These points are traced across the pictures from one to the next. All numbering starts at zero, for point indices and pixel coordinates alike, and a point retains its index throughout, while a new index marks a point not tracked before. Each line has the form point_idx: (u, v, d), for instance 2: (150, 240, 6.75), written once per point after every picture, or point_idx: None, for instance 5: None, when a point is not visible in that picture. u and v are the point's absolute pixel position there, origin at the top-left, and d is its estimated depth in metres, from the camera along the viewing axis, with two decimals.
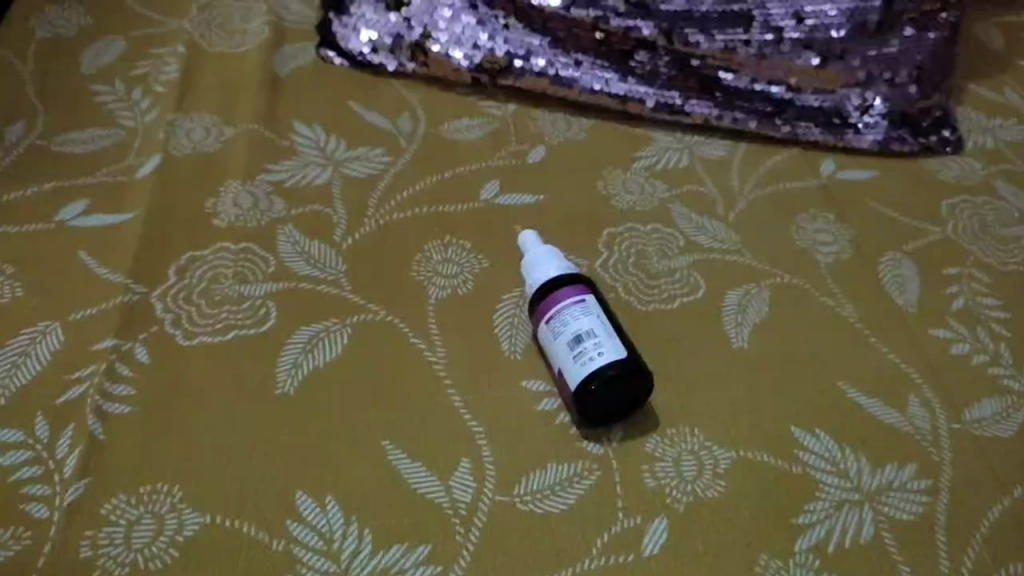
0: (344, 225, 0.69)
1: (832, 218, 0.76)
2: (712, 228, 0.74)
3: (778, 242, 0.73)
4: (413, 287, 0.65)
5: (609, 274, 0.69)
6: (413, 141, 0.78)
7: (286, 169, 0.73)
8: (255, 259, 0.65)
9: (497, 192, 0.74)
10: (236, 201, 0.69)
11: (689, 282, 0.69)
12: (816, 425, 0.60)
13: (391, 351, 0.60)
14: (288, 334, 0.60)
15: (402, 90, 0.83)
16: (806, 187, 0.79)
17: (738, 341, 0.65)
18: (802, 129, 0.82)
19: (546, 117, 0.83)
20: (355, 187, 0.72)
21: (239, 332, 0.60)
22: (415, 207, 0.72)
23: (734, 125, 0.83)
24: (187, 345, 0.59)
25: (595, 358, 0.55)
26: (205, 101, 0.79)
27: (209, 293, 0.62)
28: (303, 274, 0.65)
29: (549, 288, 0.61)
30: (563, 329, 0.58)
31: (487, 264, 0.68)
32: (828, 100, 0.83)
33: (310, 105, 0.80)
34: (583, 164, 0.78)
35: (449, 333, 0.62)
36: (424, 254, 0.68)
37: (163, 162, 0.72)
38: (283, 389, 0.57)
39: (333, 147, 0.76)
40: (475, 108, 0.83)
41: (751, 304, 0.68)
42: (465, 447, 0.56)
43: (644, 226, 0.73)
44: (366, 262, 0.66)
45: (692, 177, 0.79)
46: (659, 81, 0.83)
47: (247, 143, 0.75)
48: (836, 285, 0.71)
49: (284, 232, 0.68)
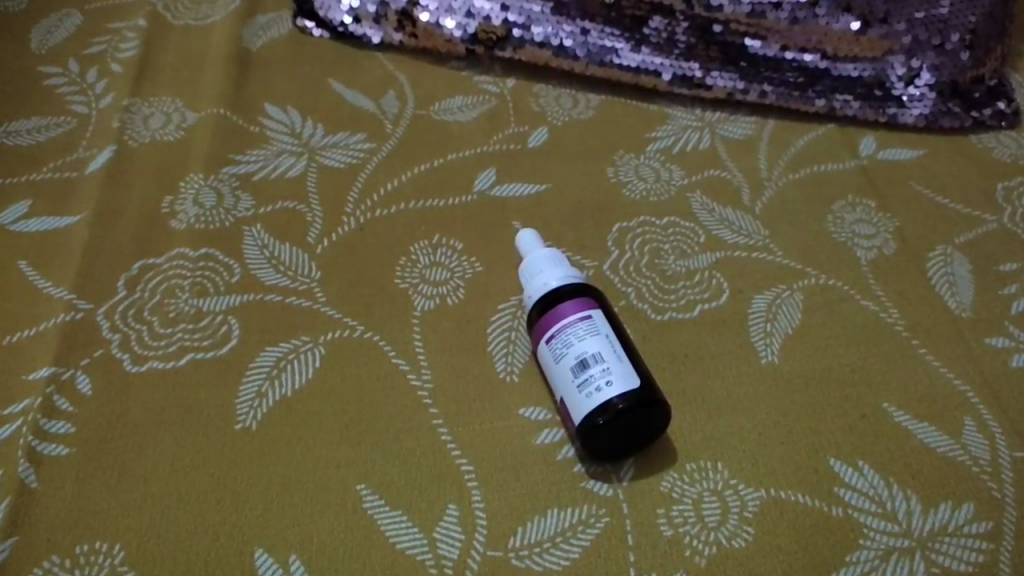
0: (319, 226, 0.61)
1: (871, 206, 0.68)
2: (736, 220, 0.66)
3: (811, 236, 0.65)
4: (397, 296, 0.57)
5: (619, 277, 0.61)
6: (398, 125, 0.70)
7: (255, 160, 0.65)
8: (216, 268, 0.57)
9: (493, 182, 0.66)
10: (198, 199, 0.62)
11: (709, 285, 0.61)
12: (857, 456, 0.53)
13: (370, 374, 0.53)
14: (251, 356, 0.53)
15: (388, 65, 0.75)
16: (842, 171, 0.70)
17: (768, 356, 0.57)
18: (838, 103, 0.74)
19: (548, 93, 0.74)
20: (332, 180, 0.64)
21: (194, 356, 0.53)
22: (401, 202, 0.63)
23: (760, 100, 0.74)
24: (135, 373, 0.52)
25: (601, 390, 0.48)
26: (168, 84, 0.71)
27: (162, 310, 0.55)
28: (271, 283, 0.57)
29: (550, 300, 0.53)
30: (565, 352, 0.50)
31: (481, 267, 0.60)
32: (868, 70, 0.74)
33: (285, 85, 0.72)
34: (590, 148, 0.70)
35: (435, 352, 0.55)
36: (409, 257, 0.60)
37: (116, 155, 0.64)
38: (243, 424, 0.50)
39: (310, 132, 0.68)
40: (470, 84, 0.74)
41: (781, 310, 0.60)
42: (453, 491, 0.48)
43: (659, 220, 0.65)
44: (344, 268, 0.59)
45: (712, 160, 0.70)
46: (676, 50, 0.73)
47: (212, 130, 0.67)
48: (878, 286, 0.62)
49: (250, 233, 0.60)
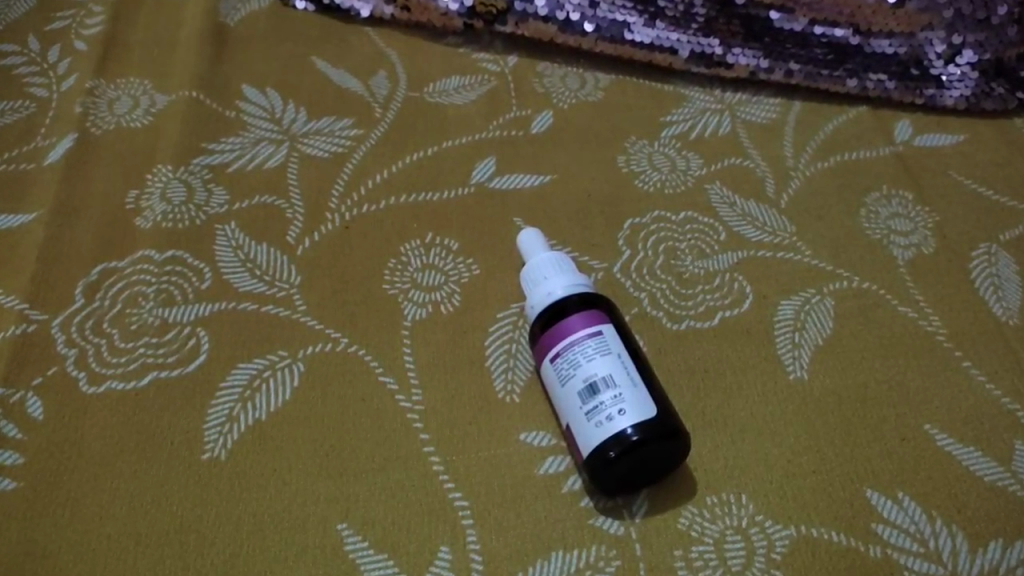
0: (299, 224, 0.55)
1: (908, 198, 0.62)
2: (760, 215, 0.60)
3: (842, 233, 0.59)
4: (385, 304, 0.52)
5: (631, 280, 0.55)
6: (389, 109, 0.63)
7: (231, 148, 0.59)
8: (184, 273, 0.52)
9: (493, 173, 0.60)
10: (166, 195, 0.56)
11: (731, 289, 0.55)
12: (897, 487, 0.47)
13: (354, 394, 0.48)
14: (222, 375, 0.48)
15: (378, 41, 0.68)
16: (876, 158, 0.64)
17: (796, 371, 0.51)
18: (871, 83, 0.67)
19: (553, 72, 0.68)
20: (315, 172, 0.58)
21: (158, 374, 0.47)
22: (391, 196, 0.58)
23: (786, 81, 0.68)
24: (92, 394, 0.46)
25: (613, 421, 0.42)
26: (136, 64, 0.65)
27: (123, 322, 0.49)
28: (245, 290, 0.52)
29: (555, 312, 0.47)
30: (573, 373, 0.44)
31: (478, 270, 0.54)
32: (904, 47, 0.67)
33: (264, 64, 0.65)
34: (599, 134, 0.64)
35: (427, 368, 0.49)
36: (399, 258, 0.54)
37: (77, 144, 0.59)
38: (211, 454, 0.45)
39: (291, 118, 0.62)
40: (468, 63, 0.68)
41: (811, 318, 0.54)
42: (445, 530, 0.43)
43: (675, 215, 0.59)
44: (326, 272, 0.53)
45: (733, 148, 0.64)
46: (694, 24, 0.67)
47: (183, 116, 0.61)
48: (916, 290, 0.56)
49: (223, 232, 0.54)
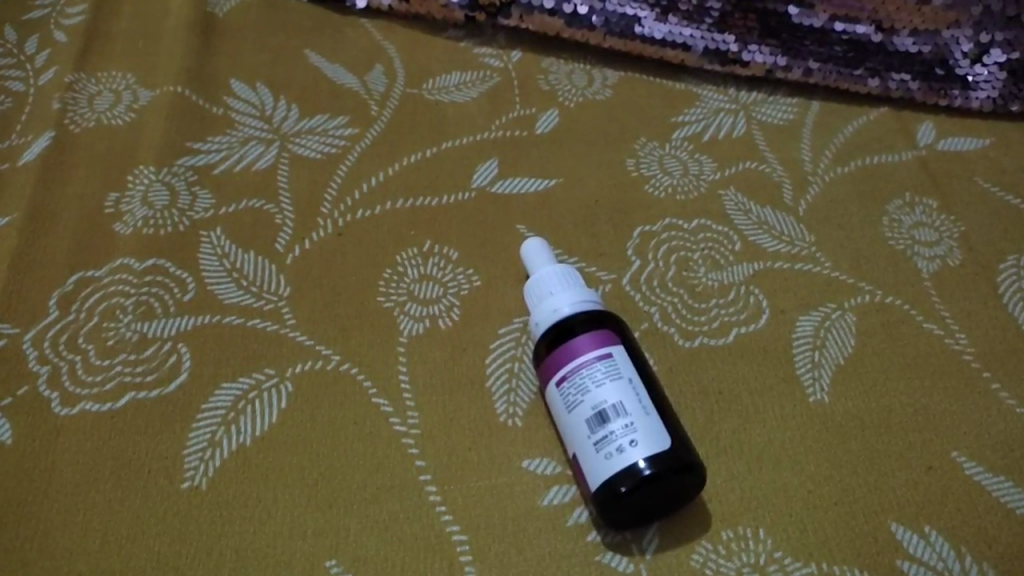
0: (288, 231, 0.52)
1: (933, 206, 0.58)
2: (777, 223, 0.56)
3: (863, 244, 0.56)
4: (379, 318, 0.49)
5: (641, 293, 0.52)
6: (385, 107, 0.60)
7: (218, 148, 0.56)
8: (165, 283, 0.49)
9: (494, 177, 0.57)
10: (148, 198, 0.53)
11: (747, 304, 0.52)
12: (923, 520, 0.44)
13: (346, 418, 0.45)
14: (205, 396, 0.44)
15: (375, 33, 0.65)
16: (898, 163, 0.61)
17: (816, 393, 0.48)
18: (894, 83, 0.64)
19: (559, 69, 0.64)
20: (307, 174, 0.55)
21: (135, 395, 0.44)
22: (387, 201, 0.54)
23: (804, 80, 0.64)
24: (64, 416, 0.43)
25: (625, 454, 0.39)
26: (118, 56, 0.61)
27: (100, 337, 0.46)
28: (230, 302, 0.48)
29: (562, 330, 0.44)
30: (580, 399, 0.41)
31: (479, 281, 0.51)
32: (928, 45, 0.64)
33: (254, 57, 0.62)
34: (607, 136, 0.60)
35: (424, 388, 0.46)
36: (395, 268, 0.51)
37: (55, 142, 0.55)
38: (191, 483, 0.42)
39: (282, 116, 0.59)
40: (470, 58, 0.64)
41: (831, 335, 0.51)
42: (442, 568, 0.40)
43: (687, 223, 0.56)
44: (317, 282, 0.50)
45: (748, 151, 0.61)
46: (708, 19, 0.64)
47: (167, 113, 0.57)
48: (942, 305, 0.53)
49: (208, 239, 0.51)
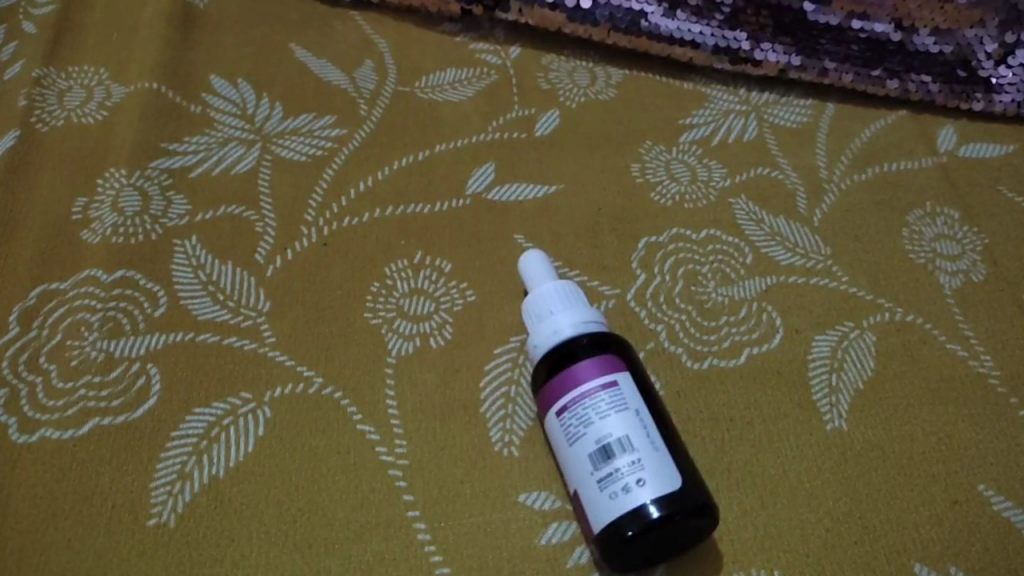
0: (270, 241, 0.49)
1: (955, 217, 0.55)
2: (792, 234, 0.53)
3: (881, 258, 0.53)
4: (365, 337, 0.45)
5: (647, 310, 0.49)
6: (375, 106, 0.56)
7: (195, 149, 0.52)
8: (135, 297, 0.45)
9: (491, 183, 0.53)
10: (119, 204, 0.49)
11: (759, 322, 0.49)
12: (949, 561, 0.41)
13: (328, 447, 0.41)
14: (176, 423, 0.41)
15: (365, 27, 0.61)
16: (917, 171, 0.58)
17: (834, 421, 0.45)
18: (914, 85, 0.60)
19: (560, 66, 0.61)
20: (290, 178, 0.52)
21: (99, 422, 0.41)
22: (376, 208, 0.51)
23: (818, 80, 0.61)
24: (22, 445, 0.40)
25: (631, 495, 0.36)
26: (91, 49, 0.57)
27: (63, 356, 0.43)
28: (205, 318, 0.45)
29: (563, 354, 0.40)
30: (583, 432, 0.38)
31: (473, 297, 0.48)
32: (950, 45, 0.60)
33: (236, 51, 0.58)
34: (611, 138, 0.57)
35: (413, 415, 0.43)
36: (384, 281, 0.48)
37: (20, 142, 0.51)
38: (158, 520, 0.38)
39: (264, 115, 0.55)
40: (466, 53, 0.61)
41: (849, 357, 0.48)
42: None
43: (695, 234, 0.53)
44: (300, 297, 0.46)
45: (760, 156, 0.57)
46: (719, 16, 0.60)
47: (141, 110, 0.54)
48: (966, 324, 0.50)
49: (182, 248, 0.48)
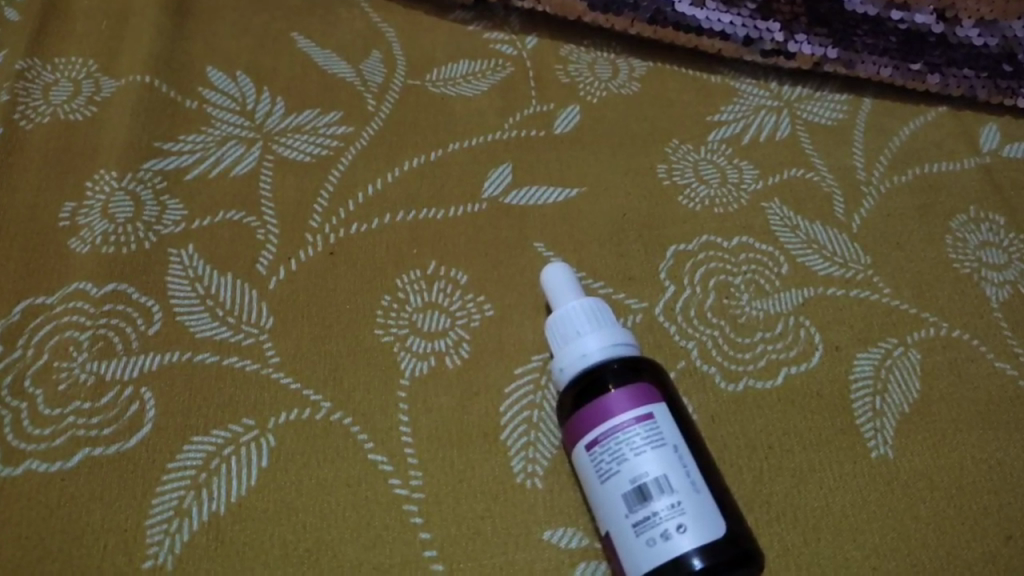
0: (272, 250, 0.45)
1: (1001, 223, 0.52)
2: (829, 241, 0.50)
3: (924, 268, 0.49)
4: (377, 356, 0.42)
5: (677, 325, 0.46)
6: (383, 102, 0.53)
7: (192, 149, 0.49)
8: (127, 314, 0.42)
9: (508, 186, 0.50)
10: (109, 209, 0.46)
11: (796, 339, 0.46)
12: None
13: (337, 479, 0.38)
14: (172, 455, 0.38)
15: (372, 14, 0.57)
16: (960, 172, 0.54)
17: (879, 448, 0.42)
18: (955, 81, 0.56)
19: (579, 58, 0.57)
20: (294, 181, 0.48)
21: (90, 452, 0.38)
22: (386, 213, 0.47)
23: (846, 72, 0.57)
24: (7, 478, 0.37)
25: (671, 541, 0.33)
26: (78, 37, 0.54)
27: (49, 380, 0.39)
28: (203, 336, 0.42)
29: (592, 381, 0.37)
30: (616, 469, 0.35)
31: (491, 311, 0.44)
32: (996, 38, 0.56)
33: (233, 41, 0.54)
34: (635, 136, 0.53)
35: (428, 443, 0.40)
36: (396, 295, 0.44)
37: (2, 141, 0.48)
38: (154, 562, 0.35)
39: (265, 111, 0.51)
40: (480, 44, 0.57)
41: (893, 377, 0.45)
42: None
43: (727, 242, 0.49)
44: (305, 312, 0.43)
45: (794, 156, 0.54)
46: (750, 4, 0.56)
47: (134, 106, 0.50)
48: (1015, 340, 0.47)
49: (178, 258, 0.44)
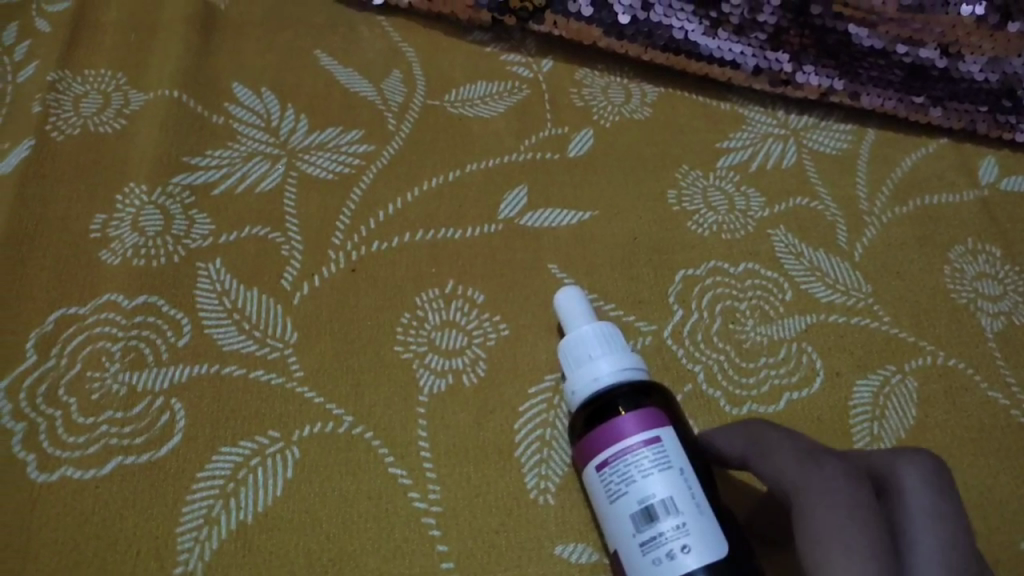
0: (296, 266, 0.47)
1: (997, 255, 0.54)
2: (832, 269, 0.52)
3: (923, 297, 0.51)
4: (397, 372, 0.44)
5: (685, 348, 0.47)
6: (404, 121, 0.54)
7: (218, 164, 0.50)
8: (157, 326, 0.43)
9: (524, 207, 0.52)
10: (140, 223, 0.47)
11: (799, 364, 0.47)
12: None
13: (359, 492, 0.40)
14: (201, 464, 0.40)
15: (393, 33, 0.59)
16: (959, 204, 0.56)
17: None
18: (956, 114, 0.58)
19: (593, 82, 0.59)
20: (317, 198, 0.50)
21: (122, 461, 0.39)
22: (406, 232, 0.49)
23: (851, 102, 0.59)
24: (43, 484, 0.38)
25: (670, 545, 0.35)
26: (106, 50, 0.55)
27: (83, 389, 0.41)
28: (230, 349, 0.43)
29: (602, 404, 0.39)
30: (624, 491, 0.36)
31: (507, 331, 0.46)
32: (996, 74, 0.58)
33: (258, 57, 0.56)
34: (647, 161, 0.55)
35: (446, 458, 0.41)
36: (415, 312, 0.46)
37: (34, 152, 0.49)
38: (185, 568, 0.37)
39: (289, 128, 0.53)
40: (497, 65, 0.58)
41: (891, 403, 0.47)
42: None
43: (734, 268, 0.51)
44: (329, 328, 0.45)
45: (799, 185, 0.56)
46: (761, 36, 0.58)
47: (162, 120, 0.51)
48: (1007, 369, 0.49)
49: (206, 272, 0.46)
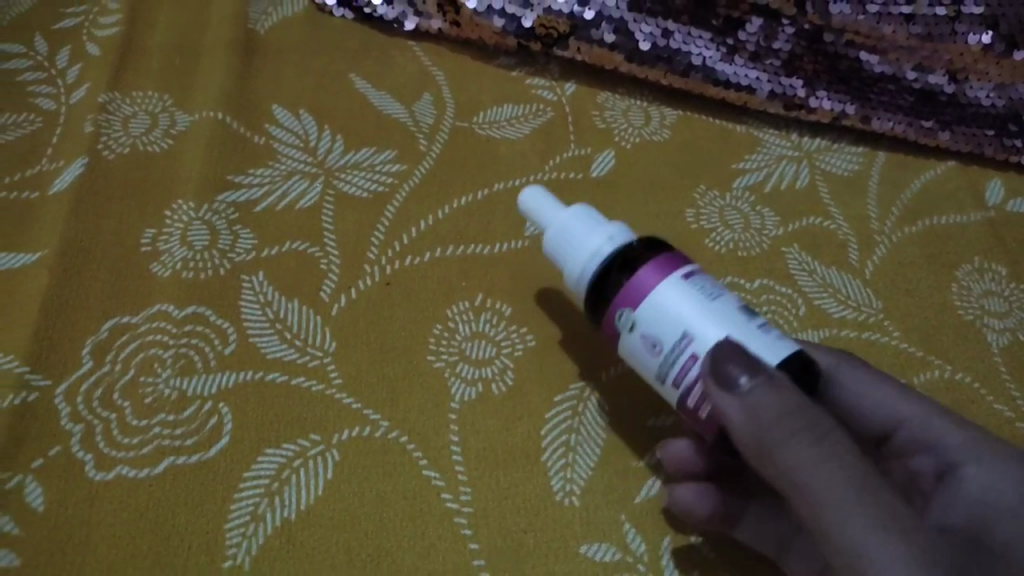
0: (334, 279, 0.49)
1: (1003, 274, 0.56)
2: (843, 286, 0.54)
3: (931, 313, 0.53)
4: (430, 380, 0.46)
5: None
6: (434, 142, 0.57)
7: (260, 182, 0.53)
8: (205, 334, 0.46)
9: None
10: (188, 237, 0.50)
11: None
12: None
13: (395, 492, 0.42)
14: (247, 465, 0.42)
15: (423, 58, 0.62)
16: (967, 225, 0.58)
17: None
18: (964, 138, 0.61)
19: (614, 105, 0.61)
20: (353, 214, 0.52)
21: (174, 461, 0.42)
22: (436, 247, 0.52)
23: (862, 126, 0.61)
24: (100, 482, 0.41)
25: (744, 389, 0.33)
26: (153, 73, 0.58)
27: (136, 394, 0.44)
28: (273, 356, 0.46)
29: (624, 267, 0.39)
30: (715, 299, 0.37)
31: (533, 342, 0.48)
32: (1003, 99, 0.60)
33: (296, 81, 0.59)
34: (666, 181, 0.58)
35: (476, 462, 0.44)
36: (446, 324, 0.49)
37: (87, 170, 0.52)
38: (233, 562, 0.40)
39: (326, 148, 0.56)
40: (522, 89, 0.61)
41: None
42: None
43: (749, 283, 0.53)
44: (365, 338, 0.47)
45: (813, 205, 0.58)
46: (776, 62, 0.60)
47: (207, 140, 0.54)
48: (1013, 384, 0.51)
49: (250, 284, 0.48)
